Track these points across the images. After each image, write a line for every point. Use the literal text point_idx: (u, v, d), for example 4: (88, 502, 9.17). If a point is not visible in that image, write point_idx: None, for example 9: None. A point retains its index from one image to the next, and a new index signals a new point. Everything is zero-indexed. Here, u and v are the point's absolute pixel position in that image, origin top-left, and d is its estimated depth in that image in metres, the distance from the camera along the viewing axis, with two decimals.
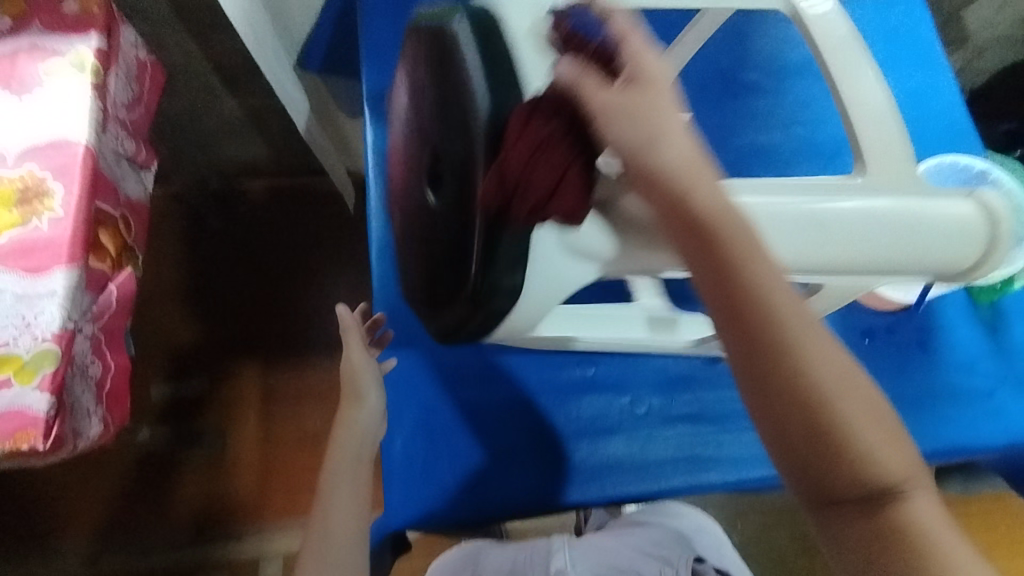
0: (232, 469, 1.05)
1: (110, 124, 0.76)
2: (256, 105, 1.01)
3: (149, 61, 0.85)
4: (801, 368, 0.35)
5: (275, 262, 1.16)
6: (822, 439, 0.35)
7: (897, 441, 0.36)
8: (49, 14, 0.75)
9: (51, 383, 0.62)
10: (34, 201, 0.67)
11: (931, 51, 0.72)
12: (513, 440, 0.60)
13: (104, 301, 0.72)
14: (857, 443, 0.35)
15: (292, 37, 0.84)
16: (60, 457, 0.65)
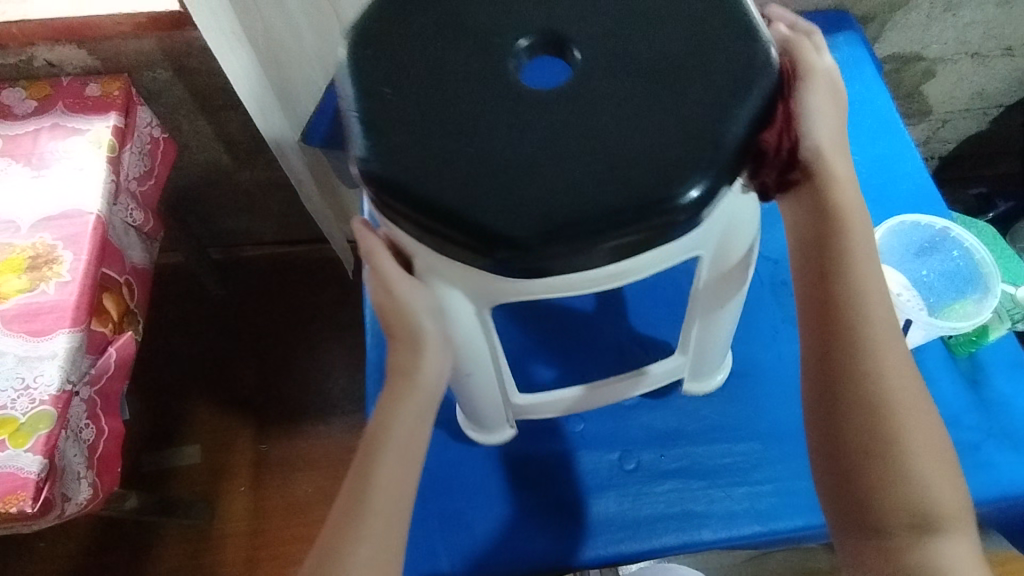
0: (220, 541, 1.02)
1: (121, 196, 0.81)
2: (260, 179, 1.07)
3: (162, 138, 0.91)
4: (881, 389, 0.45)
5: (273, 328, 1.18)
6: (874, 459, 0.44)
7: (949, 487, 0.44)
8: (73, 98, 0.82)
9: (43, 446, 0.62)
10: (43, 268, 0.70)
11: (891, 122, 0.77)
12: (504, 497, 0.60)
13: (103, 364, 0.74)
14: (903, 457, 0.44)
15: (295, 112, 0.88)
16: (47, 522, 0.64)
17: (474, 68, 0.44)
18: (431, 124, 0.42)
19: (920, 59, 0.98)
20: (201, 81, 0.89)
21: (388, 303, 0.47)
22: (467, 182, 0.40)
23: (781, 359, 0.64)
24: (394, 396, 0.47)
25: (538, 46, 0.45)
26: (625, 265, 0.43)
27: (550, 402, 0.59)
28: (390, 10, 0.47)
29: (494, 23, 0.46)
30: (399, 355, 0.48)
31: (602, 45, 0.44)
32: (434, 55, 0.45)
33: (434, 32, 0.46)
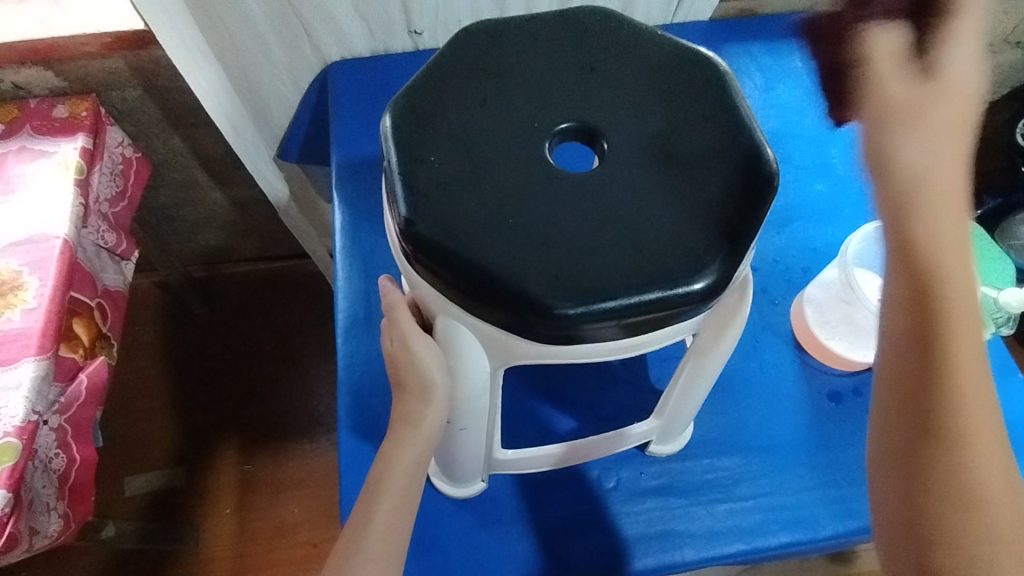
0: (203, 566, 1.00)
1: (91, 218, 0.79)
2: (239, 196, 1.06)
3: (135, 158, 0.89)
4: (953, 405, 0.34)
5: (256, 345, 1.16)
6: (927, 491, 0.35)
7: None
8: (40, 120, 0.80)
9: (6, 480, 0.60)
10: (8, 295, 0.69)
11: None
12: (479, 521, 0.56)
13: (73, 392, 0.72)
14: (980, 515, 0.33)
15: (269, 130, 0.86)
16: (13, 557, 0.63)
17: (514, 142, 0.39)
18: (470, 174, 0.37)
19: None
20: (173, 99, 0.88)
21: (402, 355, 0.42)
22: (506, 257, 0.35)
23: (761, 368, 0.63)
24: (399, 439, 0.44)
25: (575, 134, 0.40)
26: (648, 335, 0.37)
27: (540, 457, 0.55)
28: (438, 72, 0.42)
29: (540, 106, 0.40)
30: (408, 404, 0.43)
31: (651, 131, 0.39)
32: (476, 120, 0.39)
33: (478, 100, 0.40)
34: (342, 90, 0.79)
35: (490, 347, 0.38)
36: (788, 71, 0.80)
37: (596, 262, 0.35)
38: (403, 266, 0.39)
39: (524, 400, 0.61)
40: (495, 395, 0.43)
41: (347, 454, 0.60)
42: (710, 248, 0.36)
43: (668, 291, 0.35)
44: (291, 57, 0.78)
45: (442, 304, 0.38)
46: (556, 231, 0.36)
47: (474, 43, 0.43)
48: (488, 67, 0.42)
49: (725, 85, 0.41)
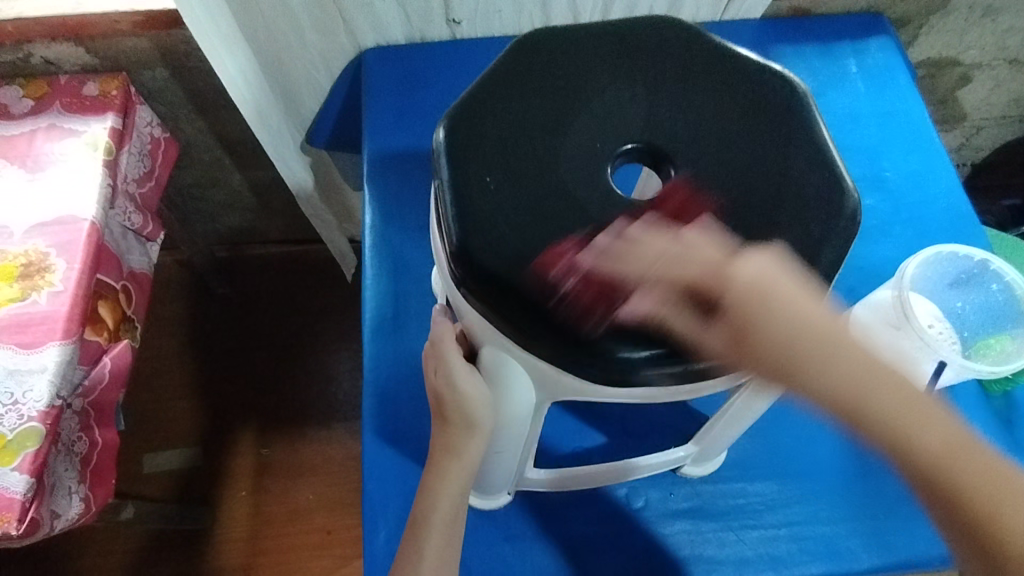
0: (217, 547, 1.01)
1: (118, 199, 0.78)
2: (265, 179, 1.05)
3: (163, 139, 0.88)
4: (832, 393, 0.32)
5: (276, 329, 1.15)
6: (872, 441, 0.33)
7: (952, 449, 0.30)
8: (70, 97, 0.79)
9: (30, 465, 0.61)
10: (35, 276, 0.68)
11: (926, 137, 0.73)
12: (503, 535, 0.55)
13: (96, 374, 0.71)
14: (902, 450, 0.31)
15: (299, 116, 0.84)
16: (34, 540, 0.63)
17: (570, 163, 0.37)
18: (526, 200, 0.36)
19: (956, 64, 0.93)
20: (203, 81, 0.86)
21: (443, 385, 0.41)
22: (567, 291, 0.34)
23: None
24: (441, 470, 0.42)
25: (638, 156, 0.38)
26: (705, 379, 0.36)
27: (565, 479, 0.54)
28: (492, 81, 0.40)
29: (603, 124, 0.38)
30: (452, 436, 0.41)
31: (721, 157, 0.37)
32: (532, 137, 0.38)
33: (535, 113, 0.38)
34: (376, 79, 0.77)
35: (542, 381, 0.37)
36: (841, 77, 0.76)
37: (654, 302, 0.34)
38: (450, 294, 0.38)
39: (554, 412, 0.59)
40: (535, 423, 0.43)
41: (371, 457, 0.59)
42: None
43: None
44: (325, 42, 0.76)
45: (493, 337, 0.36)
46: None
47: (530, 51, 0.41)
48: (546, 77, 0.40)
49: (799, 106, 0.40)
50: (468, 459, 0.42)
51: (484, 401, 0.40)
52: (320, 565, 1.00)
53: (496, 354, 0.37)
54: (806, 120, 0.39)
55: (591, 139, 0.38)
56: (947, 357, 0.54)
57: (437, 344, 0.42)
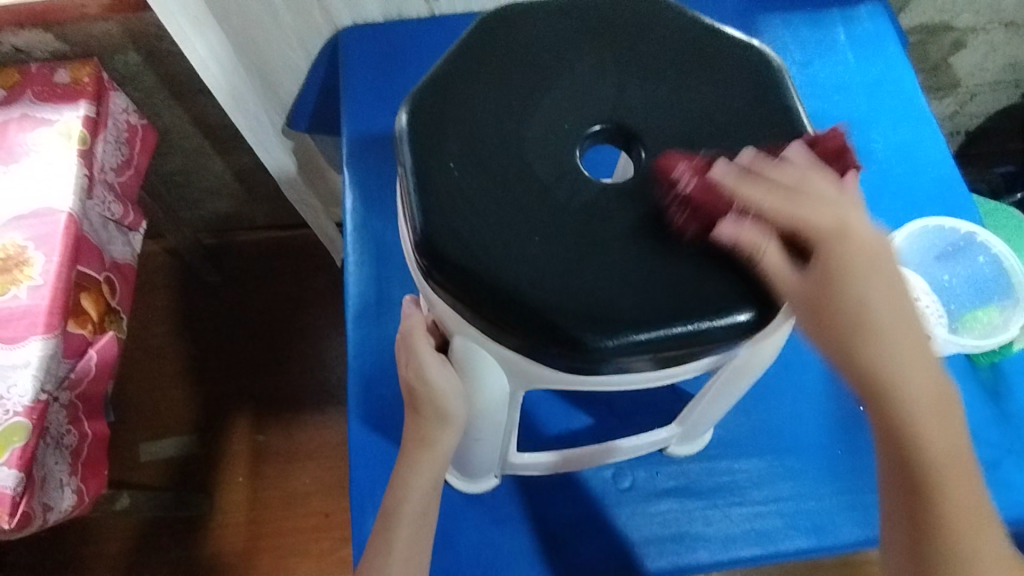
0: (217, 533, 1.02)
1: (96, 189, 0.77)
2: (247, 164, 1.04)
3: (140, 126, 0.86)
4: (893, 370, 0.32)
5: (266, 315, 1.15)
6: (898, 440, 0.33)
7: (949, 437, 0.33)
8: (41, 85, 0.77)
9: (19, 459, 0.61)
10: (13, 270, 0.67)
11: (915, 106, 0.71)
12: (491, 518, 0.56)
13: (82, 367, 0.71)
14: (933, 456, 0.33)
15: (278, 99, 0.82)
16: (28, 533, 0.63)
17: (540, 146, 0.36)
18: (493, 187, 0.35)
19: (948, 29, 0.91)
20: (177, 65, 0.84)
21: (419, 378, 0.40)
22: (534, 279, 0.33)
23: (786, 367, 0.60)
24: (414, 459, 0.42)
25: (607, 137, 0.37)
26: (678, 365, 0.36)
27: (545, 462, 0.54)
28: (456, 63, 0.38)
29: (573, 105, 0.37)
30: (424, 426, 0.41)
31: (692, 137, 0.36)
32: (497, 119, 0.37)
33: (500, 96, 0.37)
34: (353, 59, 0.75)
35: (513, 370, 0.37)
36: (829, 46, 0.74)
37: (626, 288, 0.33)
38: (419, 284, 0.37)
39: (540, 395, 0.59)
40: (510, 412, 0.42)
41: (358, 443, 0.59)
42: (758, 274, 0.34)
43: (706, 323, 0.33)
44: (299, 22, 0.74)
45: (461, 326, 0.36)
46: (591, 251, 0.34)
47: (497, 30, 0.39)
48: (512, 57, 0.39)
49: (777, 81, 0.38)
50: (441, 450, 0.41)
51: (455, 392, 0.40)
52: (319, 546, 1.01)
53: (463, 346, 0.37)
54: (783, 97, 0.38)
55: (562, 120, 0.37)
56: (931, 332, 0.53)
57: (409, 335, 0.41)
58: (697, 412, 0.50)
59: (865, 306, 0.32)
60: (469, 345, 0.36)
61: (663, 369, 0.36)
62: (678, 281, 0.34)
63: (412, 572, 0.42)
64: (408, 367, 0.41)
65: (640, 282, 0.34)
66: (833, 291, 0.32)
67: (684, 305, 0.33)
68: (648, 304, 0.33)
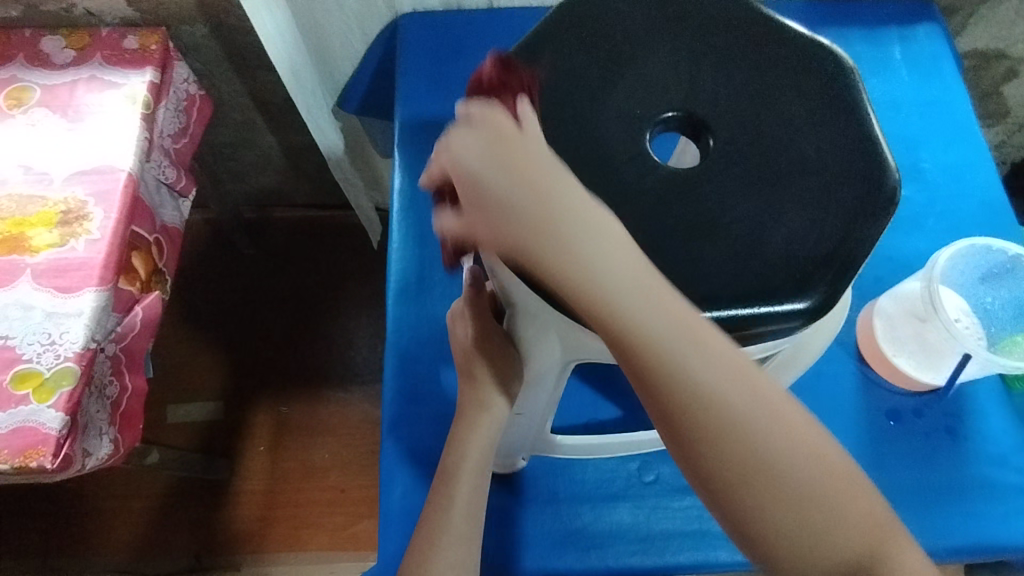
0: (236, 498, 1.04)
1: (154, 152, 0.79)
2: (293, 142, 1.06)
3: (198, 96, 0.89)
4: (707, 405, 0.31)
5: (298, 292, 1.17)
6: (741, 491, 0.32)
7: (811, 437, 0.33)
8: (111, 49, 0.80)
9: (66, 403, 0.63)
10: (74, 223, 0.70)
11: (968, 129, 0.71)
12: (515, 498, 0.57)
13: (128, 322, 0.74)
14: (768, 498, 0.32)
15: (334, 80, 0.84)
16: (67, 476, 0.66)
17: (611, 131, 0.37)
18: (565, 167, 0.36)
19: (1003, 57, 0.90)
20: (239, 39, 0.87)
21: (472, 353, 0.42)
22: None
23: (819, 378, 0.61)
24: (469, 423, 0.44)
25: (677, 125, 0.38)
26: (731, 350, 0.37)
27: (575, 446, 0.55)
28: (533, 47, 0.40)
29: (643, 94, 0.38)
30: (480, 391, 0.44)
31: (758, 131, 0.37)
32: (572, 102, 0.38)
33: (574, 80, 0.39)
34: (411, 44, 0.77)
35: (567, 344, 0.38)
36: (885, 64, 0.74)
37: (686, 270, 0.35)
38: (484, 256, 0.38)
39: (572, 383, 0.60)
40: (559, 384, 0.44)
41: (391, 415, 0.61)
42: (818, 268, 0.35)
43: (765, 307, 0.34)
44: (363, 4, 0.77)
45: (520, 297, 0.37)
46: (655, 231, 0.35)
47: (575, 16, 0.41)
48: (587, 43, 0.40)
49: (848, 87, 0.39)
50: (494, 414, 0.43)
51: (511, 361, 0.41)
52: (332, 521, 1.03)
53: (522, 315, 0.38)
54: (856, 97, 0.39)
55: (635, 109, 0.38)
56: (972, 351, 0.53)
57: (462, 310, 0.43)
58: None
59: (640, 325, 0.31)
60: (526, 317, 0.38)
61: None
62: (738, 266, 0.35)
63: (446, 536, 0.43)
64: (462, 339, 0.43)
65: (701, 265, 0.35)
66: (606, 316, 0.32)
67: (746, 290, 0.34)
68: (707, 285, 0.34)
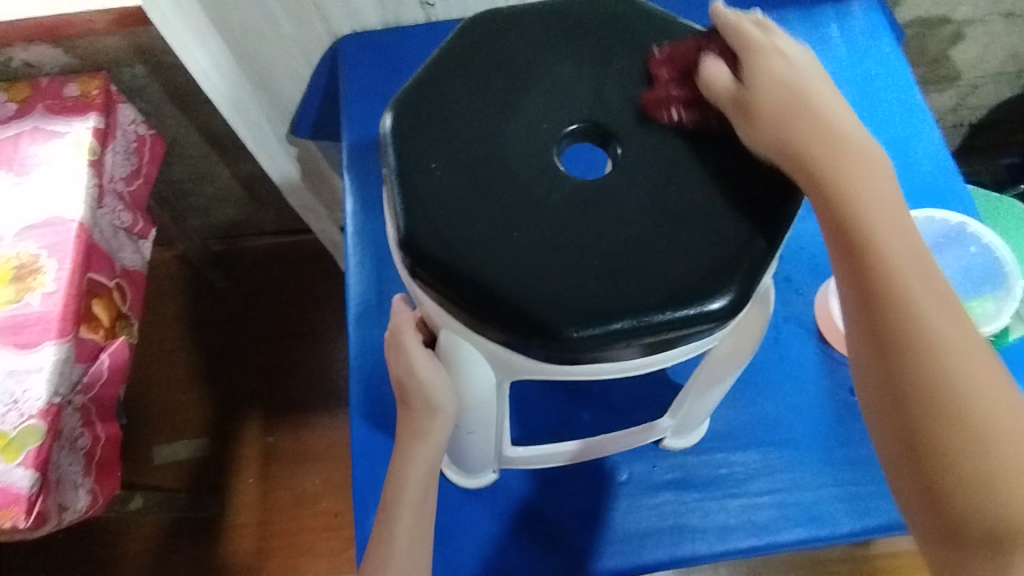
0: (230, 533, 1.04)
1: (106, 198, 0.79)
2: (252, 171, 1.06)
3: (148, 136, 0.89)
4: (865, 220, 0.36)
5: (274, 319, 1.17)
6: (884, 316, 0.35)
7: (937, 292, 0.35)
8: (52, 98, 0.80)
9: (34, 460, 0.63)
10: (27, 278, 0.70)
11: (910, 100, 0.71)
12: (490, 512, 0.57)
13: (95, 371, 0.73)
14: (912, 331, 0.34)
15: (281, 107, 0.84)
16: (45, 533, 0.65)
17: (520, 153, 0.38)
18: (475, 190, 0.37)
19: (947, 21, 0.91)
20: (182, 76, 0.86)
21: (413, 379, 0.42)
22: (517, 273, 0.35)
23: (780, 361, 0.61)
24: (408, 453, 0.43)
25: (584, 135, 0.40)
26: (658, 355, 0.38)
27: (538, 457, 0.55)
28: (438, 74, 0.41)
29: (550, 112, 0.40)
30: (416, 419, 0.43)
31: (659, 141, 0.39)
32: (477, 121, 0.39)
33: (482, 104, 0.40)
34: (352, 65, 0.77)
35: (497, 362, 0.39)
36: (823, 42, 0.74)
37: (594, 283, 0.35)
38: (408, 283, 0.39)
39: (538, 390, 0.61)
40: (500, 402, 0.45)
41: (360, 441, 0.61)
42: (727, 270, 0.36)
43: (678, 310, 0.35)
44: (300, 31, 0.76)
45: (446, 321, 0.38)
46: (564, 246, 0.36)
47: (482, 42, 0.42)
48: (496, 68, 0.41)
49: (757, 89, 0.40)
50: (432, 439, 0.43)
51: (447, 385, 0.42)
52: (328, 546, 1.03)
53: (447, 339, 0.39)
54: None
55: (545, 127, 0.39)
56: None
57: (396, 336, 0.44)
58: (687, 405, 0.51)
59: (838, 125, 0.38)
60: (453, 343, 0.39)
61: (648, 357, 0.37)
62: (654, 272, 0.35)
63: (412, 563, 0.42)
64: (402, 365, 0.43)
65: (611, 274, 0.35)
66: (795, 108, 0.38)
67: (658, 296, 0.35)
68: (617, 296, 0.35)
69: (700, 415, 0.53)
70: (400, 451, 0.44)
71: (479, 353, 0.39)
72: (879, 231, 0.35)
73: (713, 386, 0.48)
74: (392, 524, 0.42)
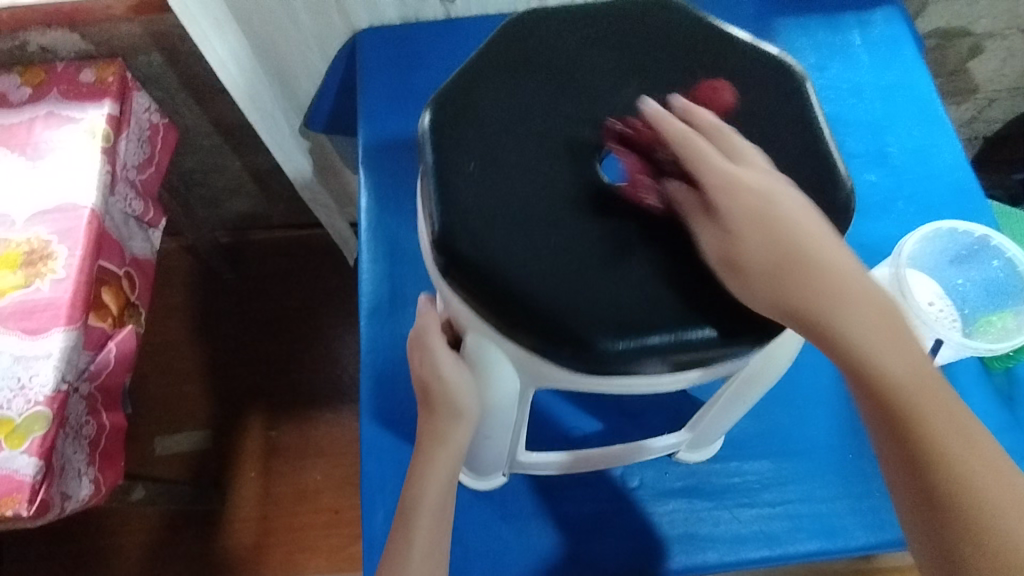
0: (230, 526, 1.03)
1: (119, 185, 0.78)
2: (264, 164, 1.05)
3: (162, 125, 0.88)
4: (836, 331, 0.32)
5: (280, 313, 1.16)
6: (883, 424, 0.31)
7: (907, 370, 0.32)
8: (67, 84, 0.79)
9: (38, 448, 0.62)
10: (38, 264, 0.69)
11: (931, 110, 0.71)
12: (499, 515, 0.56)
13: (101, 360, 0.72)
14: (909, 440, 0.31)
15: (297, 101, 0.83)
16: (47, 521, 0.65)
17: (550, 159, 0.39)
18: (511, 197, 0.37)
19: (967, 33, 0.90)
20: (198, 65, 0.86)
21: (434, 380, 0.42)
22: (550, 283, 0.36)
23: (796, 372, 0.61)
24: (428, 456, 0.43)
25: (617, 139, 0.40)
26: (685, 373, 0.38)
27: (552, 464, 0.55)
28: (474, 74, 0.41)
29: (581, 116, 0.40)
30: (437, 423, 0.43)
31: None
32: (514, 129, 0.39)
33: (517, 108, 0.40)
34: (370, 59, 0.76)
35: (524, 368, 0.39)
36: (845, 51, 0.74)
37: (629, 297, 0.36)
38: (437, 285, 0.39)
39: (552, 395, 0.60)
40: (520, 408, 0.44)
41: (369, 439, 0.60)
42: None
43: (710, 329, 0.35)
44: (320, 24, 0.76)
45: (477, 326, 0.38)
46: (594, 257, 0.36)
47: (520, 45, 0.42)
48: (531, 71, 0.41)
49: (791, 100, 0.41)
50: (452, 443, 0.43)
51: (472, 391, 0.41)
52: (328, 542, 1.02)
53: (475, 346, 0.39)
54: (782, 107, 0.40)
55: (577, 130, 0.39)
56: (945, 336, 0.54)
57: (420, 338, 0.44)
58: (710, 418, 0.50)
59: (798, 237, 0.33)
60: (480, 350, 0.39)
61: (675, 374, 0.37)
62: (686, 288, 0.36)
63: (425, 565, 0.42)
64: (423, 365, 0.42)
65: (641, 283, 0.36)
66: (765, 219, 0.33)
67: (691, 309, 0.35)
68: (650, 311, 0.35)
69: (722, 427, 0.52)
70: (419, 454, 0.44)
71: (507, 363, 0.39)
72: (866, 354, 0.31)
73: (737, 400, 0.47)
74: (405, 524, 0.42)
